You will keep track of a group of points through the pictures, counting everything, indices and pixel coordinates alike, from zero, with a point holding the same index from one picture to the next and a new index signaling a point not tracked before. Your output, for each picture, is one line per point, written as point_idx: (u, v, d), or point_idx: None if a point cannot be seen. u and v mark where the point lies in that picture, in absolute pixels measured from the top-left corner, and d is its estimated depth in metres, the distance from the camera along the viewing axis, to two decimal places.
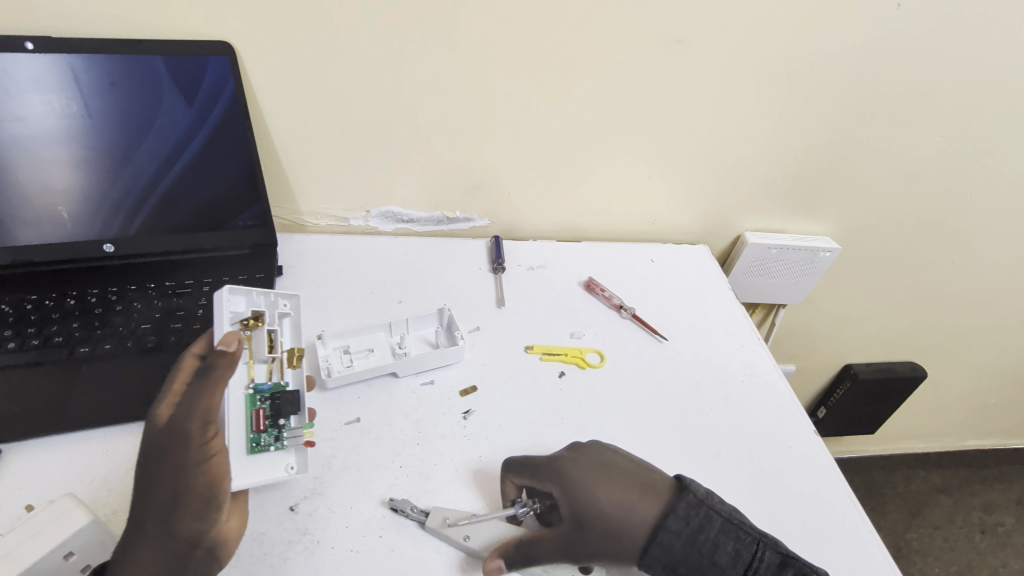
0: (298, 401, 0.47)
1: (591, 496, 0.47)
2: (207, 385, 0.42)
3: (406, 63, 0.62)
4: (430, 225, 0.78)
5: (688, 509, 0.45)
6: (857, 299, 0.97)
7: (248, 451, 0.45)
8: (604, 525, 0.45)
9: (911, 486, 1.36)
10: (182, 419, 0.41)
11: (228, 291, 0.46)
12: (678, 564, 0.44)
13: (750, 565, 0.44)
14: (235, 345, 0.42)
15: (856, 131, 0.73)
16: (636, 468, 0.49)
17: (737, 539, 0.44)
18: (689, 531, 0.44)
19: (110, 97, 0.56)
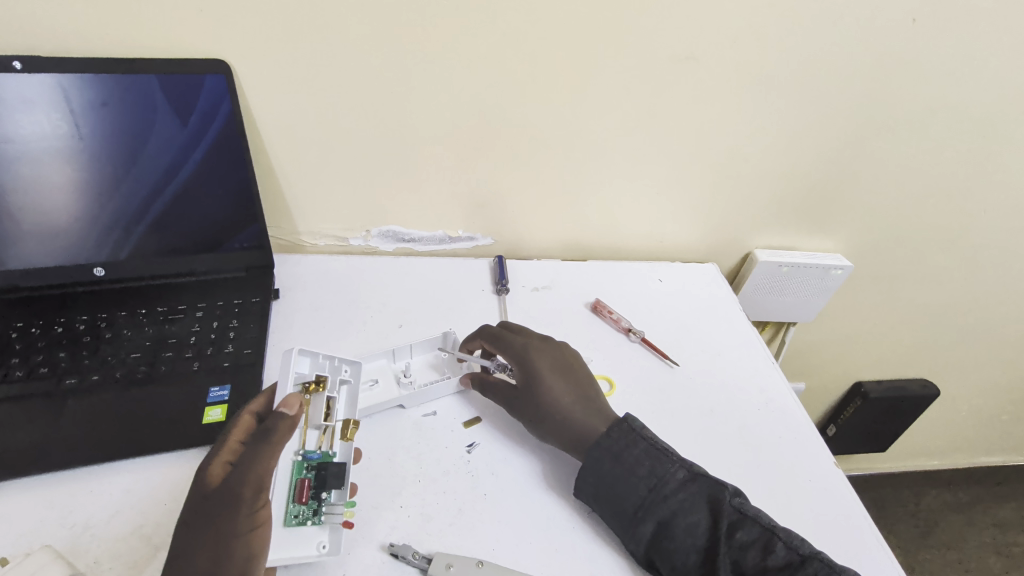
0: (343, 474, 0.45)
1: (544, 384, 0.53)
2: (264, 452, 0.40)
3: (407, 80, 0.60)
4: (432, 244, 0.76)
5: (624, 429, 0.49)
6: (870, 317, 0.94)
7: (286, 523, 0.43)
8: (540, 403, 0.52)
9: (923, 505, 1.32)
10: (234, 487, 0.40)
11: (296, 351, 0.48)
12: (599, 481, 0.47)
13: (660, 483, 0.46)
14: (297, 408, 0.43)
15: (868, 146, 0.71)
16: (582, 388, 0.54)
17: (653, 459, 0.47)
18: (616, 442, 0.48)
19: (101, 117, 0.54)
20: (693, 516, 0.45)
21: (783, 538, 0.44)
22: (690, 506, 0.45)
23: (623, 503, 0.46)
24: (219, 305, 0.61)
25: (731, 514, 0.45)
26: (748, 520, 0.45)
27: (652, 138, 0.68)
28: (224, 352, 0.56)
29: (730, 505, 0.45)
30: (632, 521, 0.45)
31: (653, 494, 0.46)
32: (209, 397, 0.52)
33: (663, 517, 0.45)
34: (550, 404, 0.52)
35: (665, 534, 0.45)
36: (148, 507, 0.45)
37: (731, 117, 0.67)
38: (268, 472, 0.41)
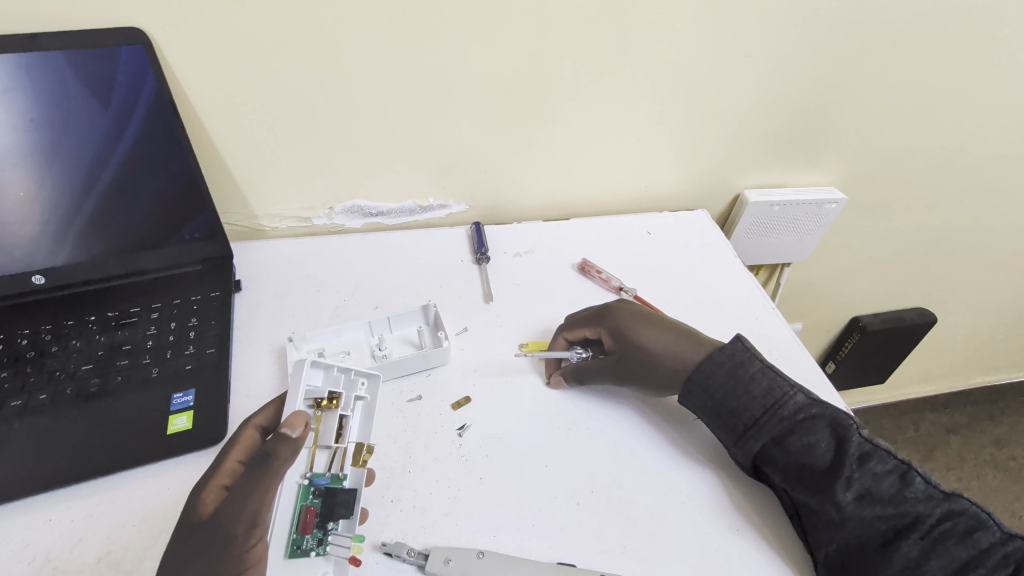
0: (352, 503, 0.42)
1: (637, 344, 0.51)
2: (263, 480, 0.38)
3: (352, 35, 0.54)
4: (403, 217, 0.71)
5: (733, 349, 0.48)
6: (865, 250, 0.91)
7: (288, 555, 0.40)
8: (649, 359, 0.50)
9: (922, 430, 1.31)
10: (228, 519, 0.37)
11: (307, 365, 0.43)
12: (750, 411, 0.45)
13: (778, 404, 0.45)
14: (300, 430, 0.38)
15: (861, 68, 0.66)
16: (681, 334, 0.51)
17: (773, 381, 0.46)
18: (732, 366, 0.47)
19: (5, 106, 0.47)
20: (812, 437, 0.43)
21: (920, 473, 0.41)
22: (809, 428, 0.44)
23: (738, 417, 0.45)
24: (175, 304, 0.56)
25: (861, 444, 0.42)
26: (880, 451, 0.42)
27: (630, 78, 0.62)
28: (186, 355, 0.52)
29: (859, 434, 0.43)
30: (748, 433, 0.45)
31: (769, 414, 0.45)
32: (172, 405, 0.48)
33: (777, 434, 0.44)
34: (657, 358, 0.50)
35: (779, 449, 0.44)
36: (115, 531, 0.41)
37: (713, 47, 0.61)
38: (265, 506, 0.38)
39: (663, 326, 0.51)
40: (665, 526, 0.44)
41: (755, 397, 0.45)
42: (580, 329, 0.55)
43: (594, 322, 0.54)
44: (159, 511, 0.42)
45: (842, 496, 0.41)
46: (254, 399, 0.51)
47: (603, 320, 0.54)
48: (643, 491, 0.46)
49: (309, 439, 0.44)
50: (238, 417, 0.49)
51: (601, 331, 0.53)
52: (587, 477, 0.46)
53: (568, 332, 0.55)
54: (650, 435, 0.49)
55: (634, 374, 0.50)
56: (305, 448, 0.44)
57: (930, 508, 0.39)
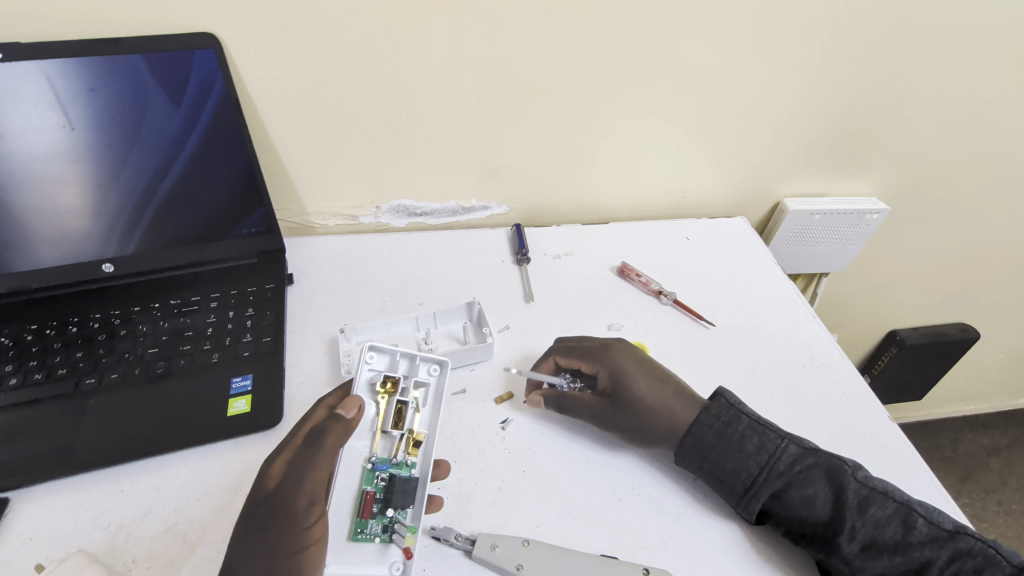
0: (412, 492, 0.42)
1: (630, 389, 0.50)
2: (315, 457, 0.40)
3: (409, 41, 0.56)
4: (446, 217, 0.73)
5: (719, 407, 0.47)
6: (906, 262, 0.89)
7: (350, 536, 0.41)
8: (639, 407, 0.49)
9: (961, 451, 1.27)
10: (288, 492, 0.40)
11: (369, 349, 0.46)
12: (744, 470, 0.44)
13: (772, 459, 0.44)
14: (353, 412, 0.42)
15: (910, 78, 0.65)
16: (677, 389, 0.50)
17: (763, 435, 0.45)
18: (721, 425, 0.46)
19: (90, 104, 0.50)
20: (810, 489, 0.43)
21: (922, 512, 0.41)
22: (806, 480, 0.43)
23: (736, 477, 0.44)
24: (233, 294, 0.59)
25: (858, 489, 0.42)
26: (878, 495, 0.42)
27: (674, 85, 0.63)
28: (243, 343, 0.54)
29: (855, 479, 0.43)
30: (749, 493, 0.44)
31: (766, 471, 0.44)
32: (232, 388, 0.51)
33: (775, 490, 0.43)
34: (648, 407, 0.49)
35: (779, 506, 0.43)
36: (180, 504, 0.44)
37: (759, 56, 0.61)
38: (320, 481, 0.40)
39: (661, 377, 0.51)
40: (705, 525, 0.44)
41: (746, 454, 0.45)
42: (575, 358, 0.54)
43: (591, 354, 0.53)
44: (220, 488, 0.45)
45: (848, 549, 0.40)
46: (307, 386, 0.53)
47: (602, 356, 0.53)
48: (682, 490, 0.46)
49: (374, 424, 0.44)
50: (293, 402, 0.51)
51: (597, 366, 0.53)
52: (627, 474, 0.47)
53: (561, 357, 0.54)
54: None
55: (615, 416, 0.49)
56: (369, 433, 0.44)
57: (936, 550, 0.40)
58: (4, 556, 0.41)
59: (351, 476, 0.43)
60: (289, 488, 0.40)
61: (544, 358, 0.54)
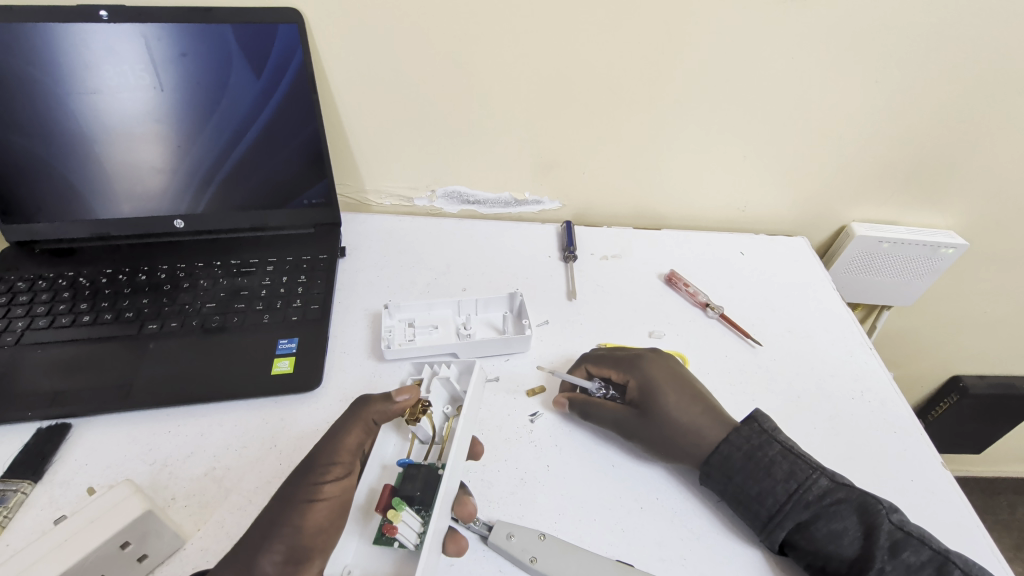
0: (421, 481, 0.42)
1: (660, 402, 0.49)
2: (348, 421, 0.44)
3: (481, 30, 0.56)
4: (497, 207, 0.74)
5: (749, 432, 0.46)
6: (981, 305, 0.83)
7: (374, 540, 0.41)
8: (668, 423, 0.47)
9: (1019, 515, 1.17)
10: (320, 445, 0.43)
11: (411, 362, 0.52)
12: (770, 496, 0.42)
13: (801, 489, 0.42)
14: (404, 397, 0.44)
15: (1011, 107, 0.60)
16: (710, 407, 0.49)
17: (794, 464, 0.44)
18: (750, 448, 0.45)
19: (179, 69, 0.53)
20: (839, 524, 0.41)
21: (959, 565, 0.39)
22: (835, 514, 0.41)
23: (761, 502, 0.42)
24: (288, 260, 0.61)
25: (892, 531, 0.40)
26: (913, 541, 0.40)
27: (748, 94, 0.61)
28: (293, 307, 0.57)
29: (889, 521, 0.40)
30: (773, 521, 0.42)
31: (794, 499, 0.42)
32: (278, 348, 0.53)
33: (802, 520, 0.41)
34: (678, 423, 0.47)
35: (803, 537, 0.41)
36: (220, 451, 0.46)
37: (843, 69, 0.58)
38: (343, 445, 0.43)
39: (693, 395, 0.50)
40: (728, 544, 0.43)
41: (774, 482, 0.43)
42: (606, 366, 0.53)
43: (623, 363, 0.53)
44: (258, 441, 0.47)
45: None
46: (348, 355, 0.55)
47: (636, 366, 0.52)
48: (708, 508, 0.45)
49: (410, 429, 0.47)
50: (334, 369, 0.53)
51: (628, 376, 0.52)
52: (651, 483, 0.46)
53: (592, 364, 0.54)
54: None
55: (642, 428, 0.48)
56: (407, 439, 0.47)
57: None
58: (62, 475, 0.44)
59: (375, 471, 0.45)
60: (326, 445, 0.43)
61: (575, 364, 0.54)
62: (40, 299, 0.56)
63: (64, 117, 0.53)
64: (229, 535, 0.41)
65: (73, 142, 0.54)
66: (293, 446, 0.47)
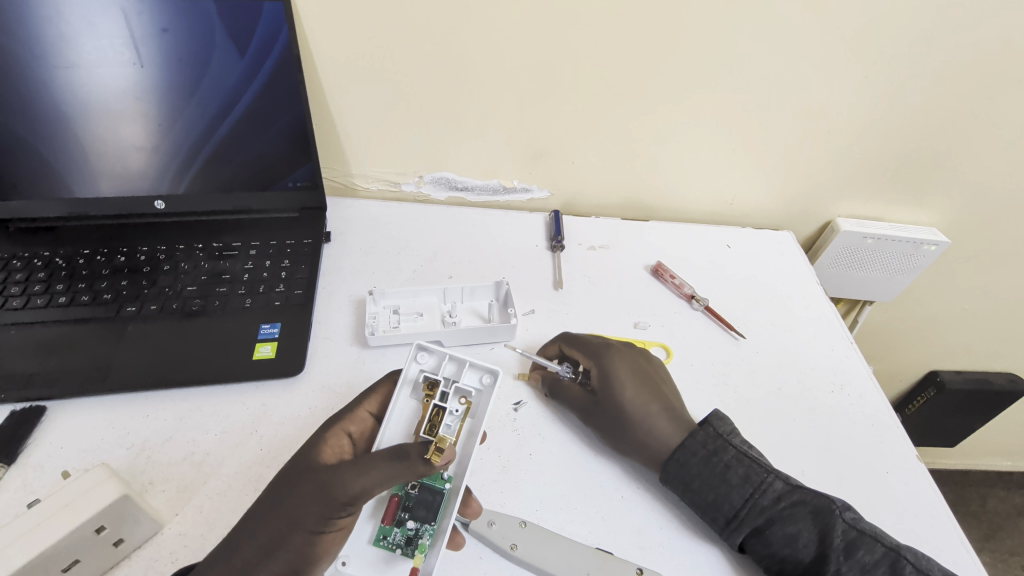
0: (434, 505, 0.40)
1: (622, 395, 0.49)
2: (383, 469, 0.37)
3: (473, 14, 0.55)
4: (486, 195, 0.73)
5: (705, 437, 0.46)
6: (960, 301, 0.84)
7: (372, 540, 0.39)
8: (619, 417, 0.48)
9: (988, 506, 1.20)
10: (341, 482, 0.37)
11: (419, 348, 0.44)
12: (725, 501, 0.43)
13: (757, 493, 0.43)
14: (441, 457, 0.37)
15: (997, 107, 0.61)
16: (665, 405, 0.49)
17: (749, 468, 0.44)
18: (706, 453, 0.45)
19: (160, 45, 0.51)
20: (793, 527, 0.41)
21: (910, 559, 0.40)
22: (790, 516, 0.42)
23: (718, 507, 0.43)
24: (271, 245, 0.61)
25: (846, 531, 0.41)
26: (867, 539, 0.40)
27: (740, 86, 0.60)
28: (276, 292, 0.56)
29: (843, 520, 0.41)
30: (729, 526, 0.42)
31: (750, 505, 0.42)
32: (260, 333, 0.52)
33: (756, 525, 0.42)
34: (638, 422, 0.48)
35: (759, 541, 0.41)
36: (199, 437, 0.46)
37: (835, 64, 0.58)
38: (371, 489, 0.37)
39: (648, 392, 0.50)
40: (696, 539, 0.43)
41: (728, 488, 0.43)
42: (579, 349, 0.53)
43: (593, 350, 0.53)
44: (238, 426, 0.47)
45: None
46: (331, 341, 0.54)
47: (600, 355, 0.52)
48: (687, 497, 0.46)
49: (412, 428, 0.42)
50: (317, 355, 0.53)
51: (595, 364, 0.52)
52: (632, 473, 0.47)
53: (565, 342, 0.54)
54: None
55: (600, 423, 0.48)
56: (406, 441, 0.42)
57: None
58: (37, 458, 0.44)
59: None
60: (341, 476, 0.37)
61: (550, 341, 0.55)
62: (14, 278, 0.54)
63: (39, 90, 0.51)
64: (208, 521, 0.41)
65: (51, 117, 0.53)
66: (275, 433, 0.47)
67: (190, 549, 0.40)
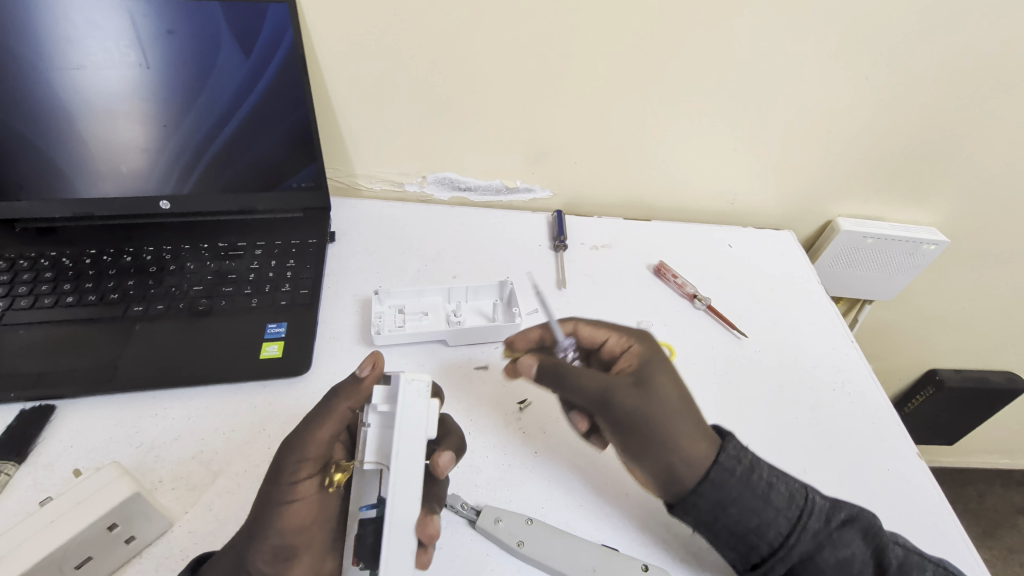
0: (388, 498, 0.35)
1: (661, 372, 0.45)
2: (310, 421, 0.39)
3: (476, 16, 0.56)
4: (488, 195, 0.73)
5: (738, 453, 0.42)
6: (960, 300, 0.85)
7: None
8: (646, 407, 0.42)
9: (987, 504, 1.21)
10: (285, 449, 0.39)
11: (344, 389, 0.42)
12: (766, 525, 0.40)
13: (805, 515, 0.40)
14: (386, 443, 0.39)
15: (995, 108, 0.61)
16: (691, 410, 0.44)
17: (789, 485, 0.41)
18: (743, 471, 0.41)
19: (166, 46, 0.52)
20: (846, 550, 0.40)
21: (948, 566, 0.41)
22: (843, 540, 0.40)
23: (764, 534, 0.40)
24: (276, 245, 0.61)
25: (896, 550, 0.40)
26: (914, 556, 0.40)
27: (741, 87, 0.61)
28: (282, 292, 0.57)
29: (892, 540, 0.40)
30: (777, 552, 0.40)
31: (797, 529, 0.40)
32: (267, 333, 0.53)
33: (807, 551, 0.40)
34: (675, 405, 0.43)
35: (810, 568, 0.39)
36: (208, 435, 0.46)
37: (836, 64, 0.59)
38: (314, 444, 0.39)
39: (681, 390, 0.44)
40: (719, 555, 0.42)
41: (770, 508, 0.40)
42: (600, 329, 0.50)
43: (624, 329, 0.50)
44: (245, 425, 0.47)
45: None
46: (337, 340, 0.55)
47: (644, 339, 0.48)
48: None
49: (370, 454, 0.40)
50: (323, 354, 0.53)
51: (631, 343, 0.48)
52: None
53: (584, 322, 0.51)
54: None
55: (626, 401, 0.42)
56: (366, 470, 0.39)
57: None
58: (47, 458, 0.44)
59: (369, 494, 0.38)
60: (292, 440, 0.39)
61: (564, 319, 0.52)
62: (21, 279, 0.55)
63: (45, 92, 0.51)
64: (217, 518, 0.41)
65: (57, 118, 0.53)
66: (281, 431, 0.47)
67: (201, 547, 0.40)
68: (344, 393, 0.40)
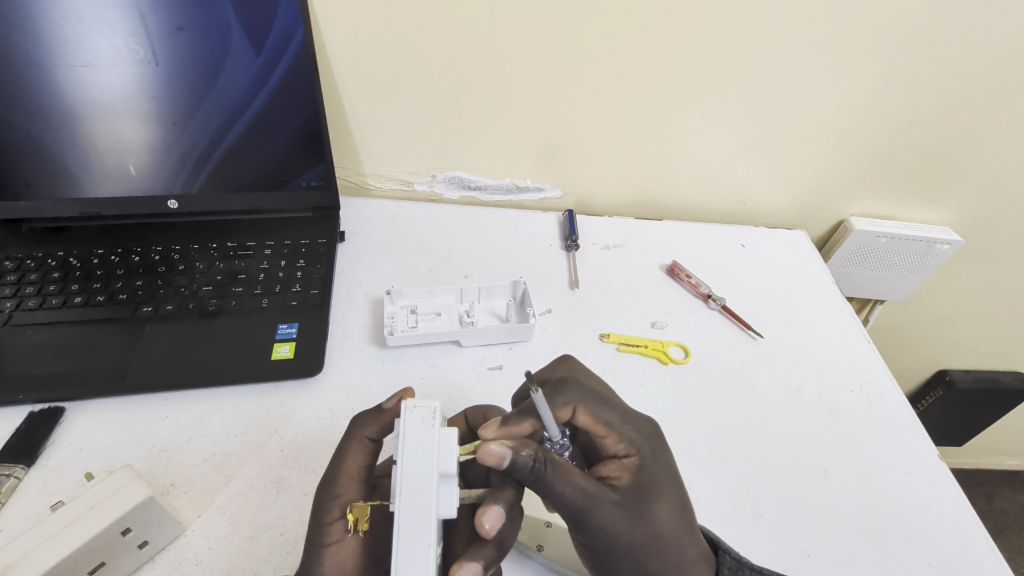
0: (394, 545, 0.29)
1: (655, 500, 0.38)
2: (337, 455, 0.39)
3: (488, 13, 0.55)
4: (498, 194, 0.73)
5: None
6: (972, 300, 0.84)
7: None
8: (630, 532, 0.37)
9: (996, 506, 1.20)
10: (321, 491, 0.38)
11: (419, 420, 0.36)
12: None
13: None
14: (490, 461, 0.33)
15: (1012, 107, 0.61)
16: (682, 530, 0.38)
17: None
18: None
19: (175, 43, 0.51)
20: None
21: None
22: None
23: None
24: (286, 245, 0.60)
25: None
26: None
27: (755, 85, 0.60)
28: (292, 292, 0.56)
29: None
30: None
31: None
32: (278, 333, 0.52)
33: None
34: (659, 538, 0.38)
35: None
36: (220, 437, 0.46)
37: (852, 62, 0.58)
38: (347, 478, 0.38)
39: (673, 505, 0.39)
40: None
41: None
42: (601, 420, 0.40)
43: (626, 426, 0.40)
44: (258, 427, 0.46)
45: None
46: (349, 341, 0.54)
47: (645, 436, 0.41)
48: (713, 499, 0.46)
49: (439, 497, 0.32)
50: (335, 355, 0.53)
51: (632, 449, 0.40)
52: None
53: (583, 411, 0.40)
54: (721, 445, 0.49)
55: (607, 523, 0.37)
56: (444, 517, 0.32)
57: None
58: (56, 461, 0.43)
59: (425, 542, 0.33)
60: (327, 478, 0.39)
61: (561, 397, 0.40)
62: (28, 279, 0.54)
63: (53, 90, 0.51)
64: (231, 522, 0.41)
65: (64, 116, 0.52)
66: (295, 433, 0.46)
67: (214, 552, 0.39)
68: (363, 422, 0.40)
